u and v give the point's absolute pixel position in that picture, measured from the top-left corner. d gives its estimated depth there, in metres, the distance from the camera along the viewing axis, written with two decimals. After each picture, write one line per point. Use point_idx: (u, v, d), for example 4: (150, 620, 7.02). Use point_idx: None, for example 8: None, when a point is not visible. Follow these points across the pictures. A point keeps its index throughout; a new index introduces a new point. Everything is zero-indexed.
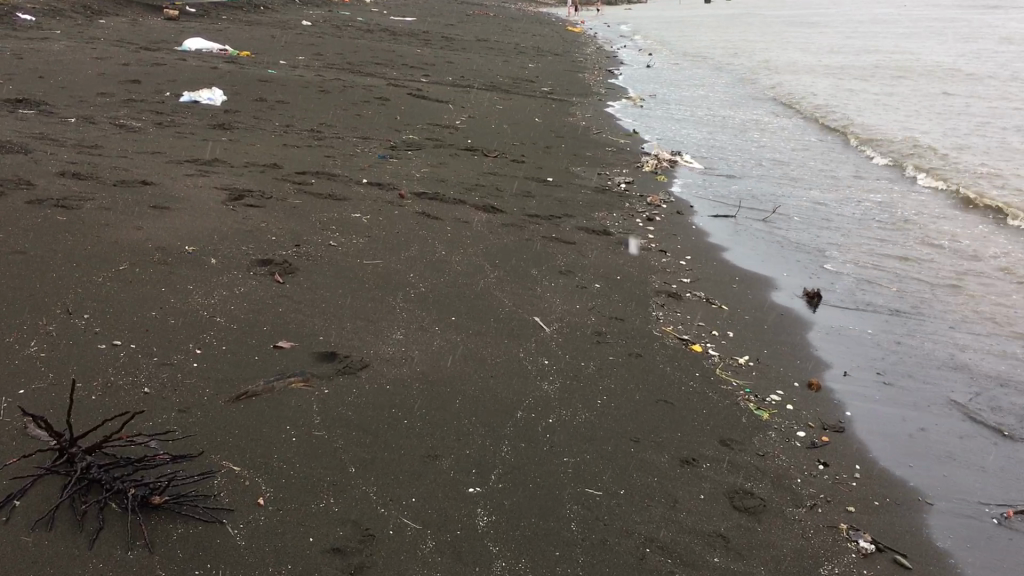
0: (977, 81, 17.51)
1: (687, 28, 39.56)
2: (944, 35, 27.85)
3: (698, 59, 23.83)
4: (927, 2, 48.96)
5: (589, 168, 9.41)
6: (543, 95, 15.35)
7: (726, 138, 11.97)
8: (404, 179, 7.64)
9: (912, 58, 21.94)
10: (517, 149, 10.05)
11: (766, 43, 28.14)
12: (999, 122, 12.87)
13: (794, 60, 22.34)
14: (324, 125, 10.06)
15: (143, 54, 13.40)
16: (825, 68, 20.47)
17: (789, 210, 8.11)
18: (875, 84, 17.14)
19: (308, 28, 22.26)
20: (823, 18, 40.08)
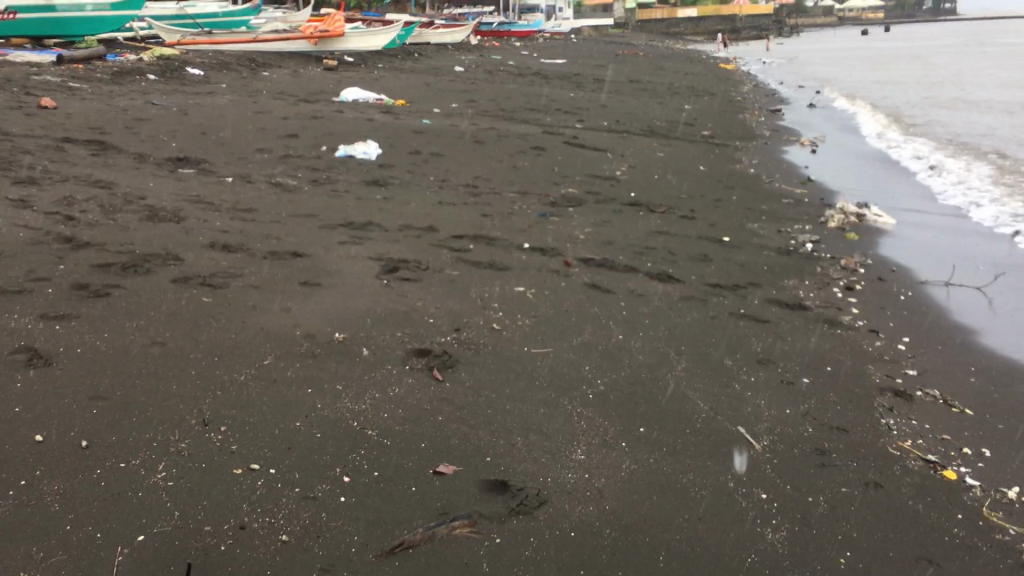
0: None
1: (848, 62, 37.78)
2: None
3: (867, 96, 22.37)
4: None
5: (767, 224, 8.52)
6: (704, 139, 14.54)
7: (916, 186, 10.81)
8: (568, 241, 7.01)
9: None
10: (686, 201, 9.27)
11: (940, 75, 26.30)
12: None
13: (978, 96, 20.59)
14: (480, 178, 9.59)
15: (302, 106, 13.44)
16: (1014, 102, 18.78)
17: (1011, 275, 7.00)
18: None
19: (460, 73, 22.26)
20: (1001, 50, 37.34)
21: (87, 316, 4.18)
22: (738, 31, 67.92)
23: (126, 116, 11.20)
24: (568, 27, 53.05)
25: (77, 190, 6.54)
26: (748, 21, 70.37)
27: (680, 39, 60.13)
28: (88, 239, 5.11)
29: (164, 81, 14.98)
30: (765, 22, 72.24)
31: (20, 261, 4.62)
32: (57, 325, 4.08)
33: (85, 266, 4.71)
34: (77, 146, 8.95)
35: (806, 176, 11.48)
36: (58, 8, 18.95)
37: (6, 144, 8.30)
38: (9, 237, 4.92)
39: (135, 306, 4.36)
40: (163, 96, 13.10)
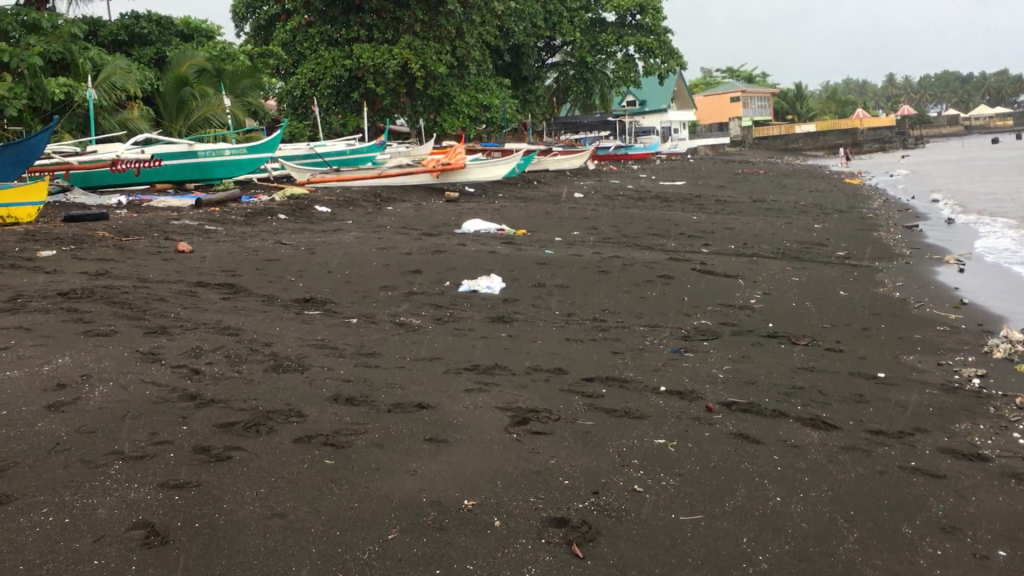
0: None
1: (982, 174, 36.44)
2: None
3: (1010, 211, 21.26)
4: None
5: (923, 358, 7.87)
6: (839, 261, 13.93)
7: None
8: (708, 382, 6.57)
9: None
10: (829, 331, 8.71)
11: None
12: None
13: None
14: (607, 310, 9.29)
15: (425, 240, 13.57)
16: None
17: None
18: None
19: (580, 199, 22.37)
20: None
21: (206, 485, 3.97)
22: (859, 145, 66.84)
23: (257, 257, 11.48)
24: (685, 147, 53.28)
25: (207, 339, 6.54)
26: (870, 133, 69.24)
27: (799, 155, 59.58)
28: (213, 395, 4.99)
29: (294, 219, 15.48)
30: (887, 134, 70.96)
31: (144, 425, 4.51)
32: (176, 495, 3.88)
33: (207, 425, 4.56)
34: (209, 290, 9.13)
35: (958, 301, 10.74)
36: (199, 153, 20.12)
37: (143, 290, 8.52)
38: (135, 398, 4.85)
39: (256, 471, 4.14)
40: (292, 235, 13.46)
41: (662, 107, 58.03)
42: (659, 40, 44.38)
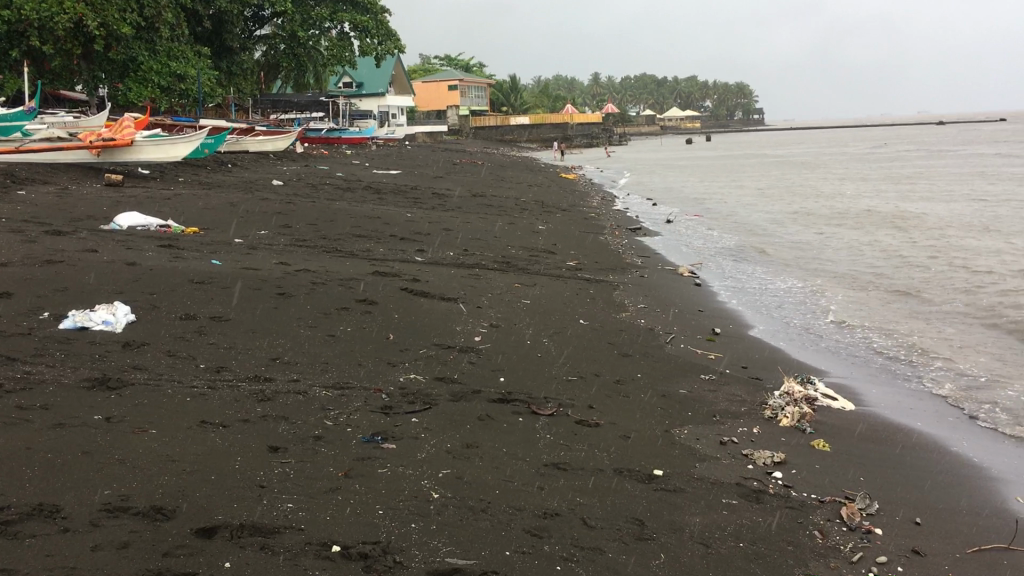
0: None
1: (686, 179, 37.41)
2: (990, 202, 25.28)
3: (727, 223, 20.90)
4: (923, 160, 47.64)
5: (700, 430, 5.85)
6: (569, 272, 12.14)
7: (864, 349, 8.64)
8: (414, 517, 4.04)
9: (966, 229, 19.35)
10: (577, 389, 6.50)
11: (785, 203, 25.66)
12: None
13: (846, 229, 19.43)
14: (276, 362, 6.52)
15: (43, 243, 9.99)
16: (878, 239, 17.71)
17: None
18: (985, 266, 14.05)
19: (278, 189, 19.30)
20: (831, 175, 37.92)
21: None
22: (569, 141, 68.19)
23: None
24: (401, 133, 51.14)
25: None
26: (579, 130, 70.96)
27: (516, 148, 59.51)
28: None
29: None
30: (596, 130, 73.19)
31: None
32: None
33: None
34: None
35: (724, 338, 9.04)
36: None
37: None
38: None
39: None
40: None
41: (379, 91, 55.32)
42: (375, 20, 41.65)
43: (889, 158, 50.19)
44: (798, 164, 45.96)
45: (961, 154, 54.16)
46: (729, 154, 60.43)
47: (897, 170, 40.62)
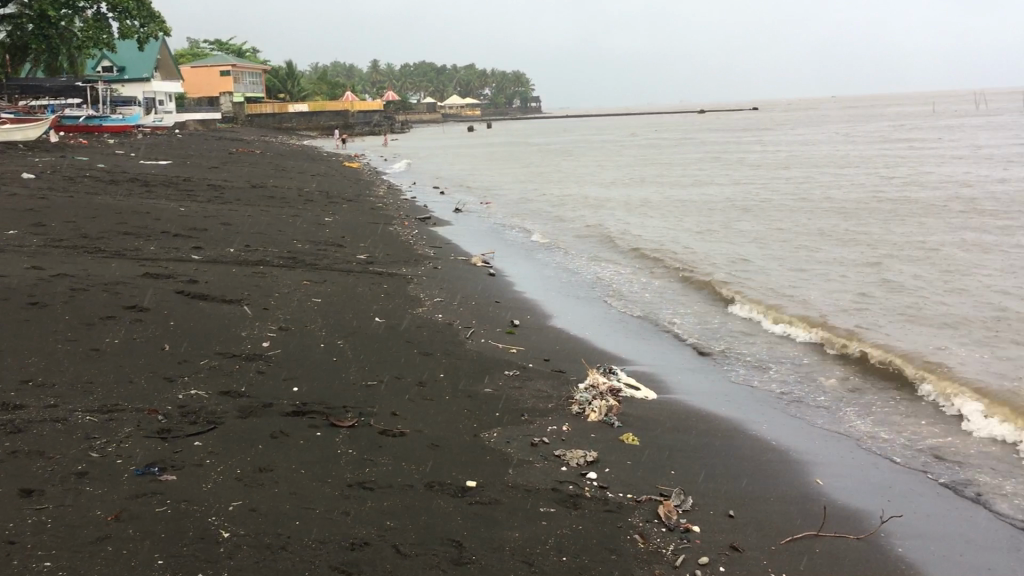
0: (859, 245, 15.81)
1: (470, 167, 37.60)
2: (751, 187, 27.05)
3: (515, 211, 21.05)
4: (688, 146, 50.49)
5: (510, 432, 5.61)
6: (360, 266, 11.66)
7: (661, 341, 8.82)
8: (202, 565, 3.51)
9: (733, 213, 20.56)
10: (378, 395, 6.09)
11: (567, 190, 26.27)
12: (911, 302, 10.72)
13: (627, 216, 20.06)
14: (29, 385, 5.67)
15: None
16: (656, 225, 18.41)
17: (915, 516, 4.75)
18: (753, 251, 14.90)
19: (29, 182, 17.42)
20: (607, 163, 39.38)
21: None
22: (350, 129, 66.90)
23: None
24: (170, 121, 48.14)
25: None
26: (360, 117, 69.78)
27: (295, 136, 57.65)
28: None
29: None
30: (377, 119, 72.26)
31: None
32: None
33: None
34: None
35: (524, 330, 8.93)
36: None
37: None
38: None
39: None
40: None
41: (143, 75, 51.77)
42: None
43: (658, 146, 52.94)
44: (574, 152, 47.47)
45: (721, 141, 57.96)
46: (510, 142, 61.55)
47: (667, 157, 42.77)
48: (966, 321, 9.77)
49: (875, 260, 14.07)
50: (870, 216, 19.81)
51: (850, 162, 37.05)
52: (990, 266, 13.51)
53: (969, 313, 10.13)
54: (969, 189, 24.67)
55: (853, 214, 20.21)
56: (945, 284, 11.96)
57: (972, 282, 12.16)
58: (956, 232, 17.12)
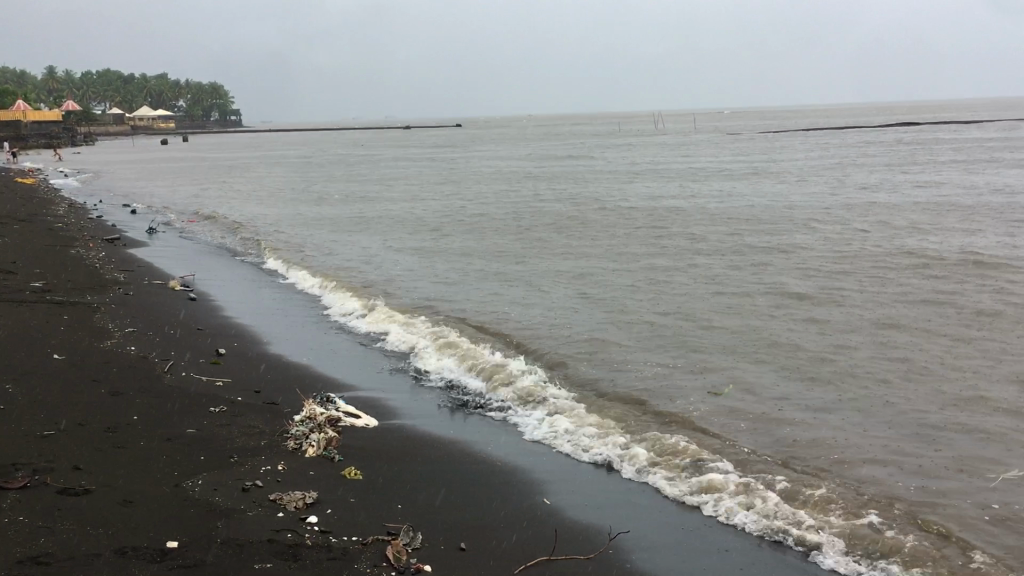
0: (562, 260, 16.51)
1: (163, 183, 35.28)
2: (457, 203, 27.58)
3: (215, 231, 19.85)
4: (393, 163, 50.88)
5: (219, 477, 5.03)
6: (37, 294, 10.35)
7: (378, 368, 8.54)
8: None
9: (440, 231, 20.86)
10: (57, 445, 5.25)
11: (271, 209, 25.35)
12: (613, 317, 11.33)
13: (336, 235, 19.62)
14: None
15: None
16: (365, 244, 18.22)
17: (640, 534, 4.83)
18: (462, 269, 15.15)
19: None
20: (312, 179, 38.53)
21: None
22: (21, 139, 60.45)
23: None
24: None
25: None
26: (33, 128, 63.39)
27: None
28: None
29: None
30: (53, 129, 65.94)
31: None
32: None
33: None
34: None
35: (231, 361, 8.28)
36: None
37: None
38: None
39: None
40: None
41: None
42: None
43: (363, 161, 52.73)
44: (277, 168, 46.17)
45: (424, 157, 59.03)
46: (207, 156, 58.61)
47: (372, 173, 42.79)
48: (662, 334, 10.41)
49: (576, 274, 14.80)
50: (569, 230, 20.84)
51: (548, 177, 39.02)
52: (672, 276, 14.66)
53: (664, 326, 10.81)
54: (653, 204, 26.79)
55: (554, 230, 21.16)
56: (641, 296, 12.74)
57: (659, 292, 13.11)
58: (646, 244, 18.42)
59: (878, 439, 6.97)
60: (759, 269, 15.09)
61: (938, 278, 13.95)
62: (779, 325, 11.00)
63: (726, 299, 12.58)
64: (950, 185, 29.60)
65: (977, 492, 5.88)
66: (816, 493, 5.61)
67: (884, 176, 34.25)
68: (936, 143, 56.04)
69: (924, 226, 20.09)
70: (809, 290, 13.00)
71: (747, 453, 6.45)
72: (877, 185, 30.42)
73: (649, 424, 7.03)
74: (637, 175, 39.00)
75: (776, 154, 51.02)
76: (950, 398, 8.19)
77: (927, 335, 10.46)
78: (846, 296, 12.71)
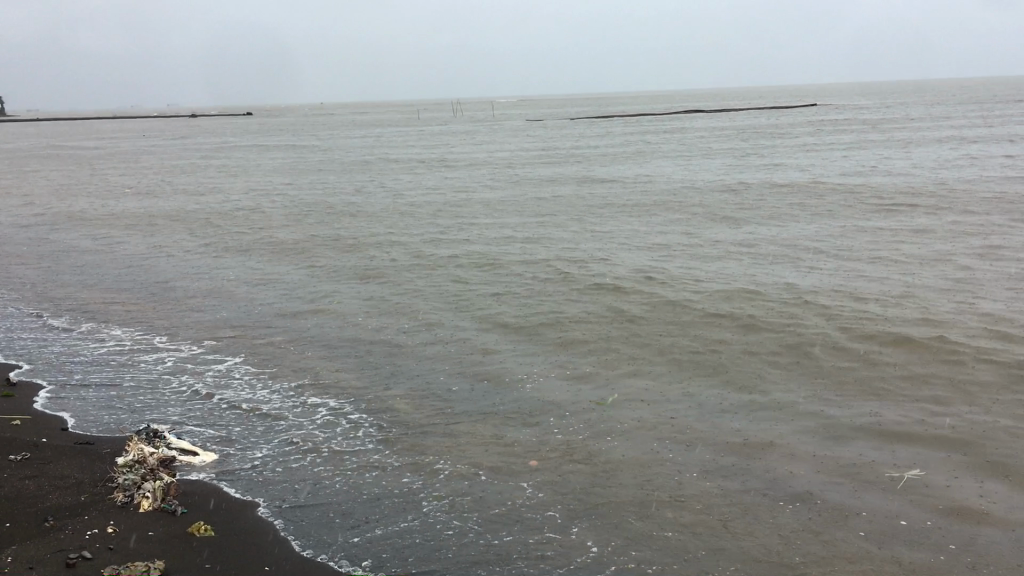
0: (405, 264, 16.20)
1: None
2: (292, 198, 26.68)
3: (22, 247, 18.54)
4: (179, 151, 48.64)
5: (40, 545, 5.05)
6: None
7: (190, 419, 8.17)
8: None
9: (237, 231, 20.41)
10: None
11: (48, 212, 23.75)
12: (421, 328, 11.70)
13: (158, 244, 18.62)
14: None
15: None
16: (158, 252, 17.56)
17: None
18: (263, 279, 14.99)
19: None
20: (133, 171, 36.48)
21: None
22: None
23: None
24: None
25: None
26: None
27: None
28: None
29: None
30: None
31: None
32: None
33: None
34: None
35: (15, 408, 7.81)
36: None
37: None
38: None
39: None
40: None
41: None
42: None
43: (184, 151, 50.35)
44: (48, 159, 42.99)
45: (212, 144, 56.76)
46: (10, 146, 54.51)
47: (157, 163, 40.82)
48: (482, 352, 10.66)
49: (380, 277, 15.05)
50: (411, 227, 20.54)
51: (385, 166, 38.46)
52: (473, 275, 15.18)
53: (503, 349, 10.75)
54: (457, 194, 27.19)
55: (388, 225, 20.82)
56: (482, 310, 12.64)
57: (463, 296, 13.58)
58: (491, 243, 18.35)
59: (700, 487, 7.17)
60: (598, 273, 15.31)
61: (730, 273, 15.00)
62: (618, 343, 11.15)
63: (566, 311, 12.65)
64: (778, 172, 31.19)
65: (784, 559, 6.12)
66: (626, 548, 6.09)
67: (716, 163, 35.88)
68: (760, 127, 59.21)
69: (707, 217, 21.61)
70: (600, 290, 13.88)
71: (562, 485, 7.02)
72: (686, 174, 32.05)
73: (477, 482, 6.94)
74: (475, 163, 39.10)
75: (609, 140, 52.50)
76: (730, 401, 9.17)
77: (716, 337, 11.36)
78: (635, 293, 13.67)
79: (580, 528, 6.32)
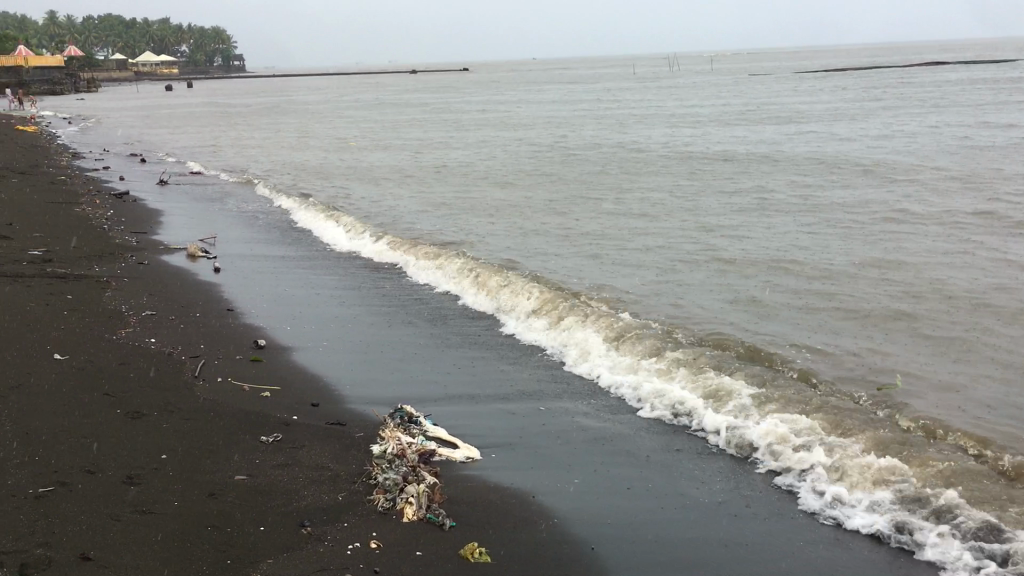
0: (623, 225, 15.52)
1: (160, 133, 34.43)
2: (485, 156, 26.38)
3: (248, 200, 19.16)
4: (389, 108, 50.01)
5: (302, 557, 4.60)
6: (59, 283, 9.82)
7: (444, 381, 7.89)
8: None
9: (456, 186, 20.53)
10: (107, 508, 4.79)
11: (278, 165, 24.82)
12: (658, 291, 11.12)
13: (381, 199, 18.92)
14: None
15: None
16: (382, 208, 17.85)
17: None
18: (489, 234, 14.85)
19: None
20: (329, 127, 37.33)
21: None
22: (26, 86, 59.22)
23: None
24: None
25: None
26: (33, 78, 62.05)
27: None
28: None
29: None
30: (53, 78, 65.41)
31: None
32: None
33: None
34: None
35: (270, 372, 7.71)
36: None
37: None
38: None
39: None
40: None
41: None
42: None
43: (392, 107, 51.67)
44: (272, 115, 45.22)
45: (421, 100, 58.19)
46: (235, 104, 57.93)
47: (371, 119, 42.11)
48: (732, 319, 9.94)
49: (603, 236, 14.57)
50: (626, 188, 19.86)
51: (575, 123, 37.71)
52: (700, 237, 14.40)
53: (753, 321, 9.87)
54: (668, 154, 26.27)
55: (601, 185, 20.28)
56: (720, 275, 11.89)
57: (697, 258, 12.86)
58: (714, 205, 17.44)
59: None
60: (833, 237, 14.02)
61: (990, 241, 13.48)
62: (884, 317, 9.94)
63: (812, 280, 11.59)
64: (1013, 134, 28.25)
65: None
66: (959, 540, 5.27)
67: (947, 123, 32.93)
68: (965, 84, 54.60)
69: (948, 181, 19.70)
70: (846, 255, 12.76)
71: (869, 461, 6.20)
72: (913, 135, 29.59)
73: (771, 491, 6.04)
74: (682, 121, 37.77)
75: (823, 96, 49.47)
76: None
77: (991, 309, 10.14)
78: (886, 259, 12.49)
79: (920, 543, 5.33)
